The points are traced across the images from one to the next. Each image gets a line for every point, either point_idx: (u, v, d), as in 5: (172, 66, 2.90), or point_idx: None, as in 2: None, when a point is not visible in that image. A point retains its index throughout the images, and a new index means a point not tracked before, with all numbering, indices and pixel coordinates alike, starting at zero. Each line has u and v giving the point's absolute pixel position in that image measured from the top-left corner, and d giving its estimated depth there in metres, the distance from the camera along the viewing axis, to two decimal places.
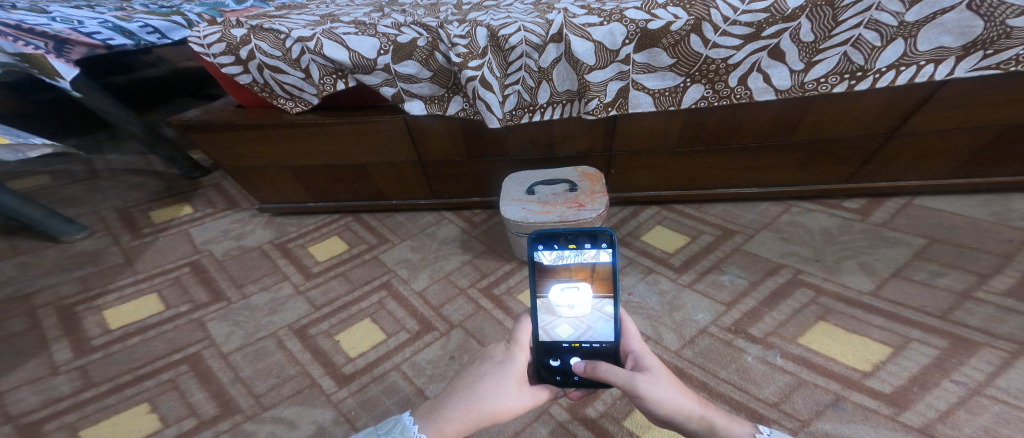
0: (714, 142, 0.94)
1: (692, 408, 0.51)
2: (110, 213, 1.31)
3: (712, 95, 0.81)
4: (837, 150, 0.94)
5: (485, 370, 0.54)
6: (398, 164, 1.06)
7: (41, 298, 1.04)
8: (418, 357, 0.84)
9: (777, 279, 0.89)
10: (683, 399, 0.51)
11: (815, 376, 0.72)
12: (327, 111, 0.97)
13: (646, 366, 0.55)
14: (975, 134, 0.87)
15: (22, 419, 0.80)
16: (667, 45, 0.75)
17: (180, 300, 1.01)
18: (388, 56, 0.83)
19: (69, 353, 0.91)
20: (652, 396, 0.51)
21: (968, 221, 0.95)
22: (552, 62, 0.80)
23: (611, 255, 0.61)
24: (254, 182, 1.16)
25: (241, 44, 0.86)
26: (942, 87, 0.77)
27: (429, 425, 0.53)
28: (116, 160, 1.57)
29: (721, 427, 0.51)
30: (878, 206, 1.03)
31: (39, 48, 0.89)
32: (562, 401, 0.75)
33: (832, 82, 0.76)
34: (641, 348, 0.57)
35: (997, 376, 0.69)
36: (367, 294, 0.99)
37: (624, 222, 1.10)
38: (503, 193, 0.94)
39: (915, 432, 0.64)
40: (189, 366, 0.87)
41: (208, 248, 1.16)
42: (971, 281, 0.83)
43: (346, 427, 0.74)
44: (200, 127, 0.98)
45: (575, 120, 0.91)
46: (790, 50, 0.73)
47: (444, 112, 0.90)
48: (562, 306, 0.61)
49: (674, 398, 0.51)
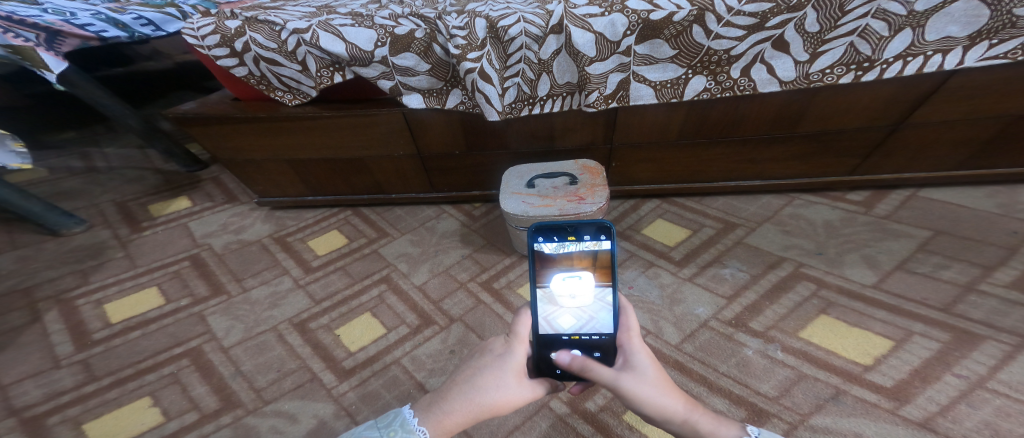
0: (715, 134, 0.92)
1: (678, 409, 0.53)
2: (109, 207, 1.31)
3: (714, 86, 0.79)
4: (842, 141, 0.92)
5: (485, 363, 0.54)
6: (397, 157, 1.05)
7: (41, 292, 1.05)
8: (419, 351, 0.84)
9: (778, 272, 0.89)
10: (667, 400, 0.53)
11: (816, 370, 0.72)
12: (325, 104, 0.96)
13: (633, 364, 0.55)
14: (982, 124, 0.85)
15: (25, 413, 0.80)
16: (669, 37, 0.73)
17: (181, 294, 1.02)
18: (386, 48, 0.81)
19: (70, 347, 0.91)
20: (633, 396, 0.53)
21: (973, 213, 0.94)
22: (552, 54, 0.79)
23: (612, 242, 0.61)
24: (253, 177, 1.15)
25: (236, 36, 0.85)
26: (950, 78, 0.76)
27: (429, 419, 0.53)
28: (113, 154, 1.56)
29: (705, 429, 0.53)
30: (883, 198, 1.02)
31: (30, 40, 0.89)
32: (562, 395, 0.75)
33: (838, 72, 0.75)
34: (633, 345, 0.57)
35: (999, 369, 0.68)
36: (368, 287, 0.99)
37: (624, 216, 1.09)
38: (502, 186, 0.94)
39: (915, 426, 0.64)
40: (190, 360, 0.87)
41: (207, 242, 1.16)
42: (974, 273, 0.82)
43: (347, 421, 0.75)
44: (196, 121, 0.97)
45: (575, 113, 0.90)
46: (794, 41, 0.72)
47: (443, 105, 0.89)
48: (562, 297, 0.61)
49: (657, 399, 0.53)
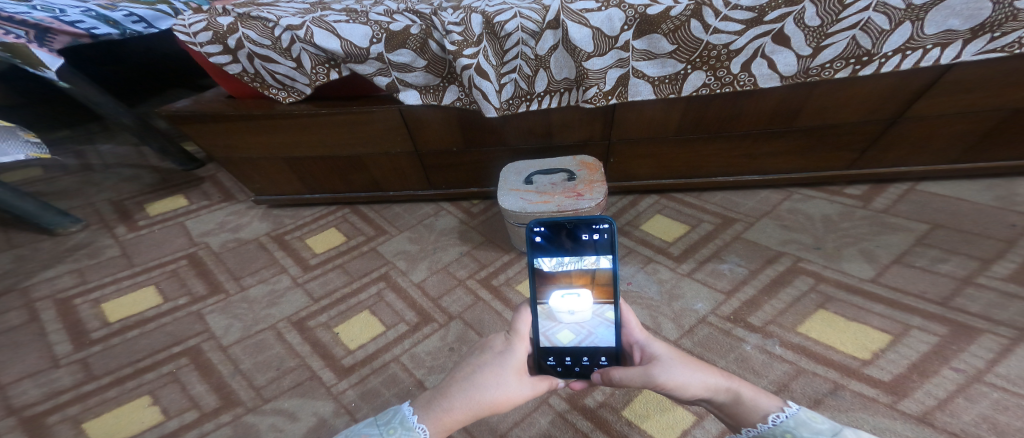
0: (713, 129, 0.92)
1: (715, 383, 0.53)
2: (104, 206, 1.30)
3: (713, 81, 0.79)
4: (841, 135, 0.92)
5: (485, 360, 0.55)
6: (394, 155, 1.04)
7: (38, 292, 1.04)
8: (418, 349, 0.84)
9: (777, 267, 0.89)
10: (700, 379, 0.52)
11: (815, 365, 0.72)
12: (320, 101, 0.95)
13: (654, 354, 0.55)
14: (982, 117, 0.85)
15: (25, 412, 0.80)
16: (667, 31, 0.73)
17: (179, 292, 1.01)
18: (381, 45, 0.80)
19: (69, 346, 0.91)
20: (671, 385, 0.52)
21: (971, 206, 0.94)
22: (549, 49, 0.78)
23: (612, 261, 0.60)
24: (249, 175, 1.14)
25: (229, 33, 0.84)
26: (948, 71, 0.75)
27: (429, 416, 0.52)
28: (108, 152, 1.55)
29: (746, 396, 0.53)
30: (881, 192, 1.02)
31: (21, 38, 0.87)
32: (561, 391, 0.75)
33: (836, 67, 0.74)
34: (645, 337, 0.57)
35: (997, 363, 0.68)
36: (367, 285, 0.99)
37: (623, 211, 1.09)
38: (501, 183, 0.93)
39: (913, 420, 0.64)
40: (189, 359, 0.87)
41: (205, 241, 1.15)
42: (973, 267, 0.82)
43: (347, 419, 0.75)
44: (191, 119, 0.96)
45: (574, 109, 0.89)
46: (794, 35, 0.71)
47: (440, 102, 0.89)
48: (562, 312, 0.61)
49: (689, 382, 0.52)
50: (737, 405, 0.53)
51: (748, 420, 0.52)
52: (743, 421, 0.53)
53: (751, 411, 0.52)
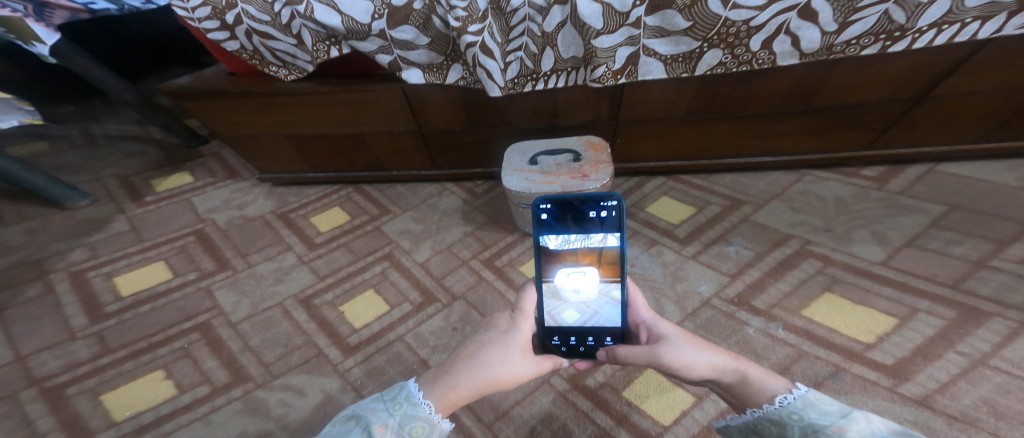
0: (726, 110, 0.88)
1: (722, 363, 0.53)
2: (111, 181, 1.31)
3: (730, 59, 0.75)
4: (859, 116, 0.88)
5: (490, 339, 0.55)
6: (397, 133, 1.02)
7: (51, 265, 1.06)
8: (422, 328, 0.85)
9: (785, 250, 0.88)
10: (707, 359, 0.52)
11: (817, 349, 0.72)
12: (320, 79, 0.92)
13: (661, 333, 0.55)
14: (1013, 94, 0.81)
15: (46, 382, 0.83)
16: (683, 7, 0.68)
17: (188, 268, 1.03)
18: (383, 20, 0.76)
19: (84, 320, 0.93)
20: (677, 365, 0.52)
21: (991, 188, 0.91)
22: (557, 26, 0.74)
23: (619, 239, 0.59)
24: (252, 152, 1.13)
25: (226, 8, 0.80)
26: (984, 46, 0.71)
27: (435, 392, 0.52)
28: (112, 127, 1.55)
29: (752, 377, 0.53)
30: (897, 173, 0.98)
31: (18, 11, 0.85)
32: (563, 371, 0.76)
33: (863, 43, 0.70)
34: (651, 317, 0.57)
35: (1003, 347, 0.68)
36: (370, 264, 0.99)
37: (629, 192, 1.07)
38: (504, 164, 0.91)
39: (913, 403, 0.64)
40: (200, 334, 0.89)
41: (211, 218, 1.16)
42: (987, 249, 0.80)
43: (353, 395, 0.77)
44: (192, 95, 0.94)
45: (580, 89, 0.86)
46: (823, 10, 0.66)
47: (444, 81, 0.86)
48: (567, 291, 0.61)
49: (695, 362, 0.52)
50: (743, 386, 0.53)
51: (753, 400, 0.52)
52: (748, 402, 0.53)
53: (757, 392, 0.52)
